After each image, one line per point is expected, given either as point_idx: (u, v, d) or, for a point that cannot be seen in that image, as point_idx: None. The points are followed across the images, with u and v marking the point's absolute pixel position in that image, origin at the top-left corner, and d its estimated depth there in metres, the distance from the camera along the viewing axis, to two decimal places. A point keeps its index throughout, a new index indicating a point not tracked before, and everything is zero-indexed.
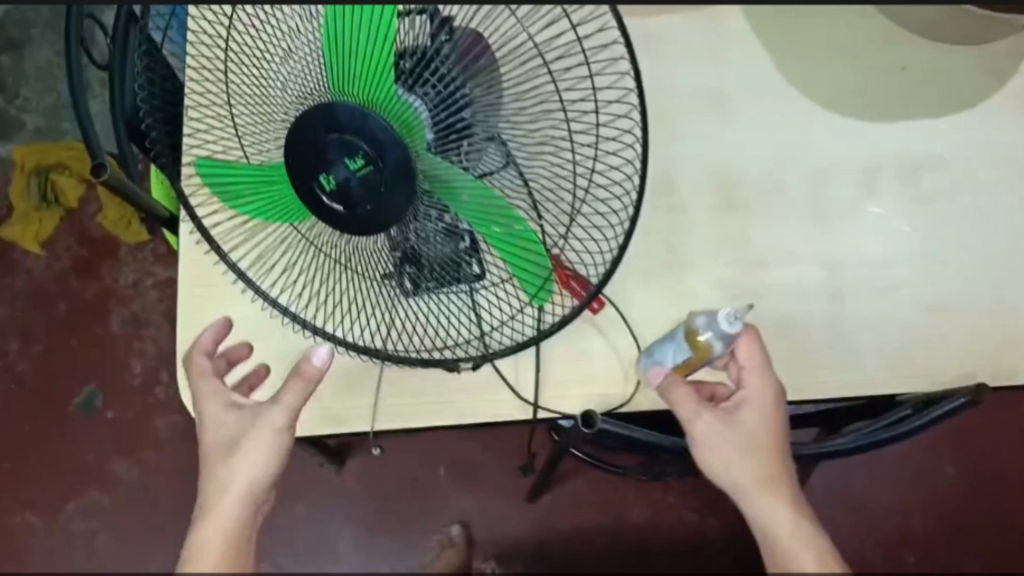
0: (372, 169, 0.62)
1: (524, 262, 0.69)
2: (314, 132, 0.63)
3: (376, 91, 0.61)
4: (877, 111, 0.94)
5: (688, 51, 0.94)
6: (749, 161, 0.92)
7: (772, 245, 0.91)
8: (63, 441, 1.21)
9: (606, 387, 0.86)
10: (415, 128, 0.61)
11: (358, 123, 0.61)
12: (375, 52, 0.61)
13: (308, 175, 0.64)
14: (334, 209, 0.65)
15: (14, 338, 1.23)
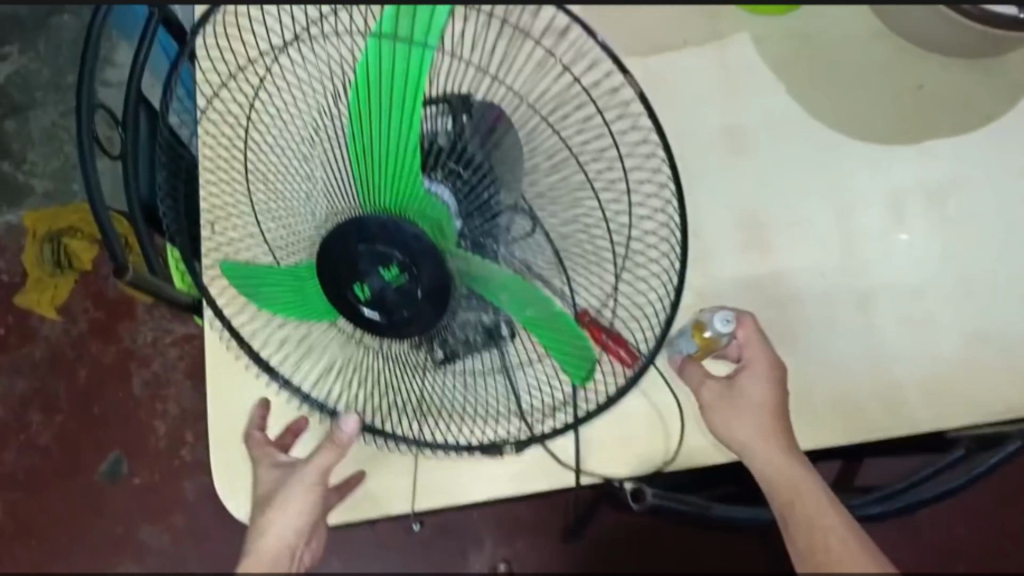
0: (407, 279, 0.63)
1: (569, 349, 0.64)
2: (348, 244, 0.64)
3: (405, 200, 0.62)
4: (896, 134, 0.91)
5: (704, 90, 0.92)
6: (773, 200, 0.90)
7: (797, 287, 0.89)
8: (93, 510, 1.23)
9: (648, 446, 0.81)
10: (444, 228, 0.62)
11: (391, 238, 0.62)
12: (399, 161, 0.60)
13: (342, 283, 0.65)
14: (374, 321, 0.66)
15: (35, 409, 1.23)
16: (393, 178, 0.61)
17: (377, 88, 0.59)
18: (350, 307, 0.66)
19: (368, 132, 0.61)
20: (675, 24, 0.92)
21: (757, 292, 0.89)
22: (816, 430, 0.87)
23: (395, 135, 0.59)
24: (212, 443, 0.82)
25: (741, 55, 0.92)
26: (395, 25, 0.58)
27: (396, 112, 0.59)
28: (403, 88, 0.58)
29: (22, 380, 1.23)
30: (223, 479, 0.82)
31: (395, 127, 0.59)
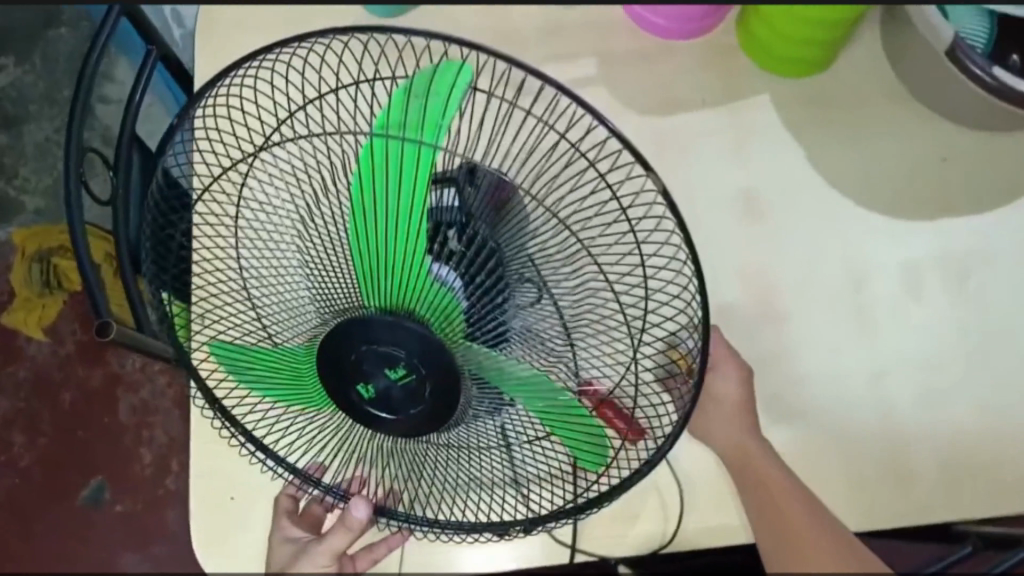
0: (415, 378, 0.63)
1: (576, 435, 0.65)
2: (350, 341, 0.63)
3: (413, 293, 0.59)
4: (915, 208, 0.89)
5: (719, 152, 0.89)
6: (786, 270, 0.88)
7: (805, 365, 0.86)
8: (73, 537, 1.19)
9: (646, 524, 0.80)
10: (451, 314, 0.59)
11: (399, 339, 0.61)
12: (403, 260, 0.57)
13: (345, 380, 0.65)
14: (379, 416, 0.66)
15: (17, 431, 1.19)
16: (400, 277, 0.58)
17: (380, 184, 0.55)
18: (356, 406, 0.66)
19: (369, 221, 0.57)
20: (689, 82, 0.91)
21: (769, 367, 0.86)
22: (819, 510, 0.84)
23: (401, 235, 0.56)
24: (193, 499, 0.80)
25: (757, 117, 0.90)
26: (400, 119, 0.54)
27: (402, 213, 0.55)
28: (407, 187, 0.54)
29: (5, 400, 1.20)
30: (201, 538, 0.79)
31: (400, 227, 0.56)
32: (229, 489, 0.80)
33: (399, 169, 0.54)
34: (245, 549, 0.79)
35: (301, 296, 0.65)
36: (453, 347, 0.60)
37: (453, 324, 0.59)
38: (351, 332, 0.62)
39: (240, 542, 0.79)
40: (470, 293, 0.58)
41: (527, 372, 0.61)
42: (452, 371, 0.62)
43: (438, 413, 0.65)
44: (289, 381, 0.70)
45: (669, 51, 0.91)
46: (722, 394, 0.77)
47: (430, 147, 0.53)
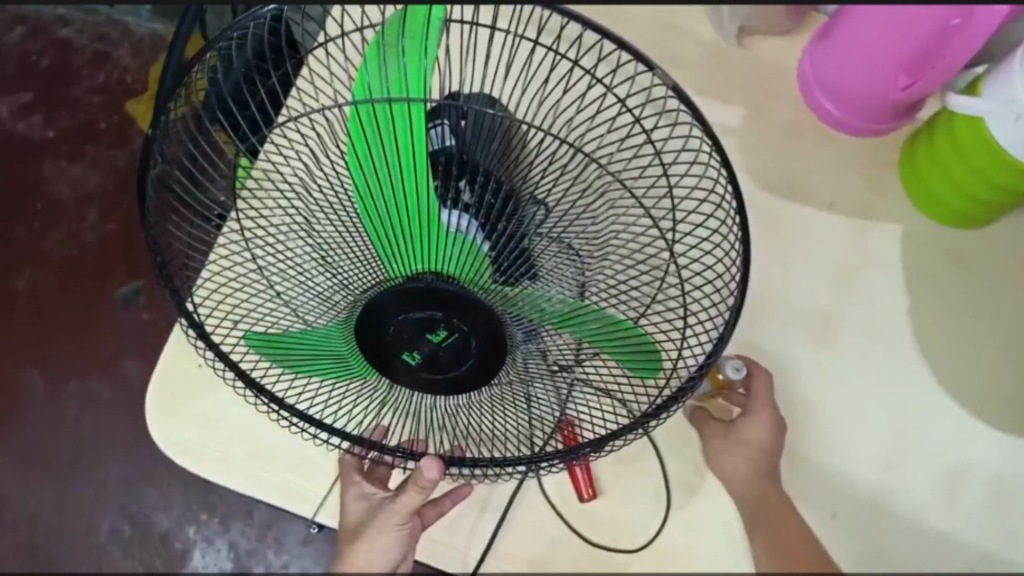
0: (459, 337, 0.58)
1: (623, 350, 0.60)
2: (382, 311, 0.58)
3: (439, 248, 0.55)
4: (1008, 404, 0.77)
5: (825, 260, 0.81)
6: (834, 408, 0.78)
7: (822, 528, 0.75)
8: (96, 321, 1.22)
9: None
10: (477, 268, 0.55)
11: (424, 299, 0.57)
12: (418, 214, 0.53)
13: (387, 353, 0.59)
14: (435, 382, 0.60)
15: (92, 209, 1.24)
16: (418, 232, 0.54)
17: (375, 143, 0.51)
18: (414, 381, 0.60)
19: (378, 194, 0.53)
20: (828, 178, 0.83)
21: (800, 496, 0.76)
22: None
23: (411, 194, 0.52)
24: (170, 345, 0.77)
25: (878, 243, 0.81)
26: (380, 74, 0.50)
27: (404, 172, 0.51)
28: (403, 142, 0.51)
29: (96, 176, 1.24)
30: (159, 389, 0.76)
31: (408, 182, 0.52)
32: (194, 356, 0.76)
33: (394, 128, 0.50)
34: (196, 419, 0.76)
35: (315, 275, 0.59)
36: (488, 300, 0.56)
37: (485, 274, 0.55)
38: (381, 301, 0.58)
39: (193, 410, 0.76)
40: (490, 235, 0.56)
41: (565, 304, 0.57)
42: (495, 324, 0.57)
43: (493, 366, 0.60)
44: (309, 357, 0.62)
45: (821, 139, 0.83)
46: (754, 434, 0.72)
47: (419, 100, 0.48)
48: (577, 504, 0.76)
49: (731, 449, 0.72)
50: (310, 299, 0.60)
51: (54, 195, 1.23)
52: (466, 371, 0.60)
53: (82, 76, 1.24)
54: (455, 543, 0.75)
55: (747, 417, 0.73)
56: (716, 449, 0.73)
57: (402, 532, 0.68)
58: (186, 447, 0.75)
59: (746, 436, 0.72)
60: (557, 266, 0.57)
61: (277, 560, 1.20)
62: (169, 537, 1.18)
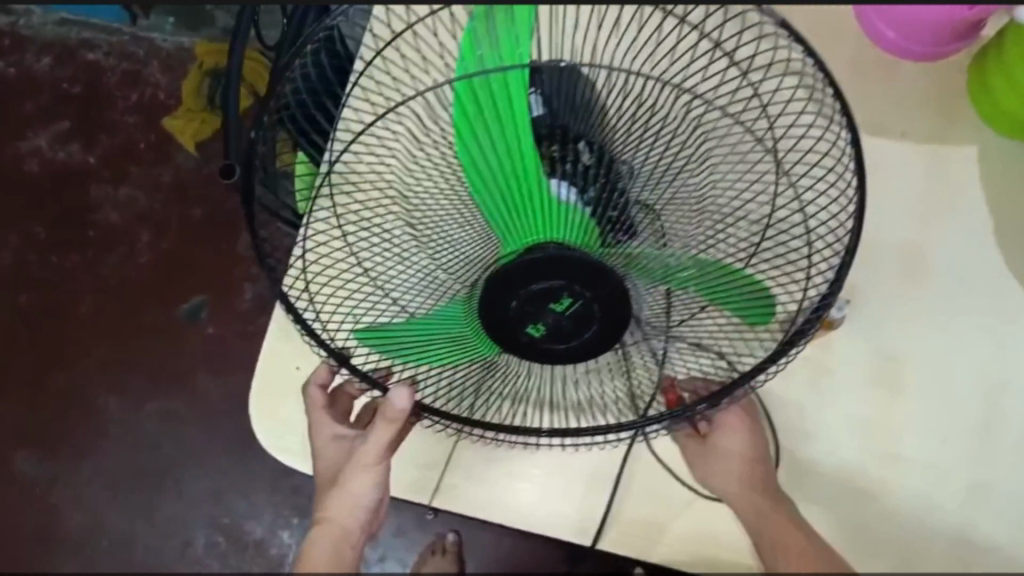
0: (582, 304, 0.57)
1: (735, 299, 0.60)
2: (503, 287, 0.56)
3: (547, 212, 0.55)
4: None
5: (907, 195, 0.80)
6: (922, 343, 0.77)
7: (895, 493, 0.75)
8: (161, 340, 1.21)
9: (692, 541, 0.75)
10: (590, 230, 0.55)
11: (548, 267, 0.55)
12: (527, 180, 0.54)
13: (511, 330, 0.58)
14: (554, 350, 0.59)
15: (145, 230, 1.23)
16: (529, 201, 0.54)
17: (481, 115, 0.52)
18: (537, 352, 0.59)
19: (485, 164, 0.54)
20: (900, 111, 0.81)
21: (826, 500, 0.76)
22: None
23: (518, 160, 0.53)
24: (266, 348, 0.76)
25: (959, 171, 0.80)
26: (481, 49, 0.51)
27: (510, 143, 0.52)
28: (510, 112, 0.52)
29: (144, 196, 1.24)
30: (259, 395, 0.76)
31: (514, 148, 0.53)
32: (294, 359, 0.76)
33: (498, 98, 0.51)
34: (303, 424, 0.76)
35: (426, 259, 0.60)
36: (613, 262, 0.56)
37: (595, 234, 0.55)
38: (504, 277, 0.56)
39: (297, 412, 0.76)
40: (598, 199, 0.55)
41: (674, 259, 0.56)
42: (618, 285, 0.56)
43: (615, 332, 0.58)
44: (428, 346, 0.61)
45: (887, 75, 0.82)
46: (727, 433, 0.70)
47: (521, 66, 0.49)
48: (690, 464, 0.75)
49: (724, 463, 0.69)
50: (419, 286, 0.61)
51: (105, 219, 1.23)
52: (590, 337, 0.59)
53: (115, 100, 1.24)
54: (580, 517, 0.75)
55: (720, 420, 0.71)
56: (707, 461, 0.71)
57: (379, 472, 0.65)
58: (295, 449, 0.76)
59: (731, 448, 0.70)
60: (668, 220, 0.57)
61: (372, 554, 1.21)
62: (264, 544, 1.19)
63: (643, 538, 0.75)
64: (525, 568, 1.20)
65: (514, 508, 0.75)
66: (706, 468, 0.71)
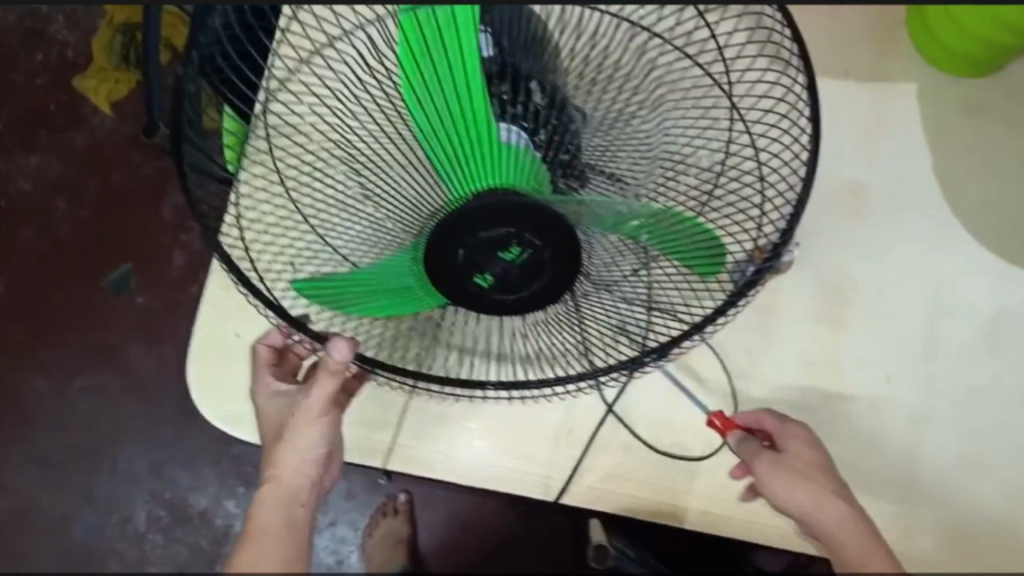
0: (532, 254, 0.53)
1: (685, 249, 0.58)
2: (446, 235, 0.52)
3: (495, 159, 0.51)
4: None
5: (849, 134, 0.80)
6: (866, 280, 0.78)
7: (841, 429, 0.76)
8: (86, 312, 1.16)
9: (648, 487, 0.75)
10: (539, 176, 0.51)
11: (496, 214, 0.51)
12: (473, 125, 0.50)
13: (457, 280, 0.54)
14: (507, 302, 0.56)
15: (60, 197, 1.16)
16: (476, 141, 0.51)
17: (425, 52, 0.49)
18: (486, 303, 0.55)
19: (429, 106, 0.50)
20: (842, 49, 0.81)
21: None
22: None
23: (462, 101, 0.49)
24: (203, 314, 0.73)
25: (900, 107, 0.80)
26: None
27: (458, 84, 0.49)
28: (457, 42, 0.48)
29: (58, 162, 1.16)
30: (198, 365, 0.73)
31: (460, 88, 0.49)
32: (232, 325, 0.73)
33: (443, 35, 0.48)
34: (247, 392, 0.73)
35: (371, 214, 0.57)
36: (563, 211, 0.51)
37: (544, 178, 0.52)
38: (453, 223, 0.52)
39: (238, 379, 0.73)
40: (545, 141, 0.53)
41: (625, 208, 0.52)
42: (567, 234, 0.52)
43: (566, 281, 0.55)
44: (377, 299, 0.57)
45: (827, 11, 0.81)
46: (797, 453, 0.64)
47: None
48: (647, 413, 0.76)
49: (802, 480, 0.62)
50: (368, 242, 0.58)
51: (15, 188, 1.16)
52: (540, 289, 0.55)
53: (19, 59, 1.16)
54: (539, 469, 0.75)
55: (787, 443, 0.65)
56: (781, 476, 0.62)
57: (325, 425, 0.62)
58: (238, 417, 0.72)
59: (801, 457, 0.64)
60: (614, 165, 0.56)
61: (322, 518, 1.19)
62: (209, 515, 1.16)
63: (604, 487, 0.75)
64: (475, 520, 1.20)
65: (471, 463, 0.74)
66: (777, 482, 0.63)
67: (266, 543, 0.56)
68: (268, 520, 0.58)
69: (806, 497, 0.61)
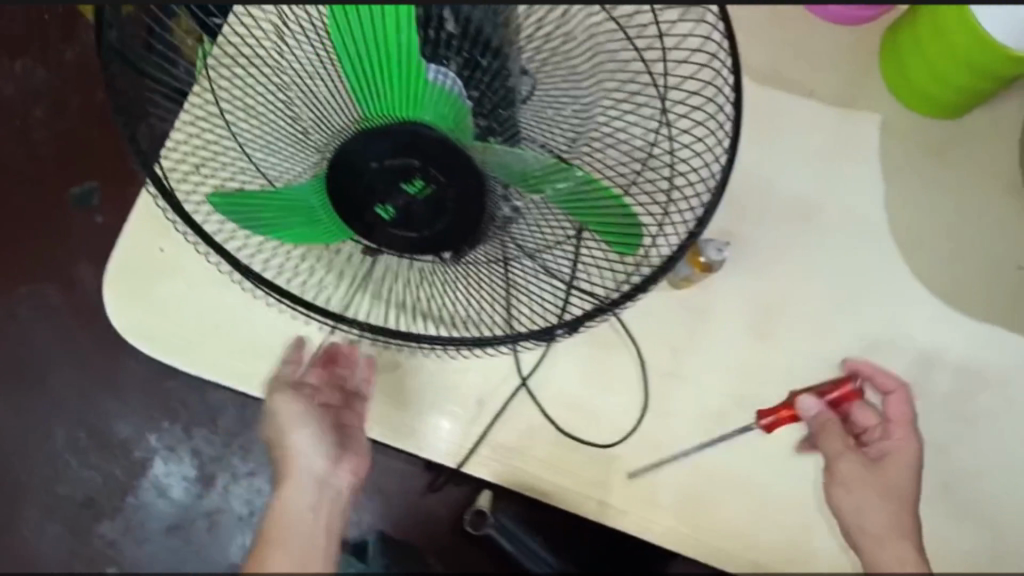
0: (437, 191, 0.53)
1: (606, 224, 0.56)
2: (356, 160, 0.52)
3: (415, 92, 0.50)
4: (967, 304, 0.79)
5: (807, 153, 0.80)
6: (801, 298, 0.78)
7: (752, 442, 0.75)
8: (45, 221, 1.16)
9: (547, 466, 0.74)
10: (460, 121, 0.50)
11: (401, 143, 0.51)
12: (396, 53, 0.48)
13: (359, 208, 0.54)
14: (405, 241, 0.55)
15: (40, 104, 1.16)
16: (395, 77, 0.49)
17: None
18: (382, 236, 0.55)
19: (356, 26, 0.48)
20: (814, 68, 0.81)
21: (688, 441, 0.75)
22: (748, 565, 0.73)
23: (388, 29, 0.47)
24: (133, 222, 0.73)
25: (861, 134, 0.81)
26: None
27: (385, 11, 0.47)
28: None
29: (43, 72, 1.16)
30: (118, 273, 0.73)
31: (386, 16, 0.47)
32: (159, 239, 0.73)
33: None
34: (161, 306, 0.72)
35: (295, 134, 0.56)
36: (472, 155, 0.51)
37: (464, 122, 0.50)
38: (358, 146, 0.52)
39: (155, 293, 0.73)
40: (472, 80, 0.51)
41: (539, 162, 0.51)
42: (474, 177, 0.52)
43: (468, 228, 0.54)
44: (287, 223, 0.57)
45: (808, 29, 0.82)
46: (894, 464, 0.62)
47: None
48: (559, 393, 0.75)
49: (882, 499, 0.59)
50: (289, 161, 0.57)
51: None
52: (437, 233, 0.54)
53: None
54: (443, 433, 0.74)
55: (881, 448, 0.63)
56: (867, 487, 0.60)
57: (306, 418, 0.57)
58: (148, 329, 0.72)
59: (895, 476, 0.61)
60: (539, 121, 0.54)
61: (243, 466, 1.18)
62: (130, 445, 1.17)
63: (502, 459, 0.74)
64: None
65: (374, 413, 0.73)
66: (857, 491, 0.60)
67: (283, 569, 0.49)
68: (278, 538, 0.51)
69: (881, 520, 0.58)
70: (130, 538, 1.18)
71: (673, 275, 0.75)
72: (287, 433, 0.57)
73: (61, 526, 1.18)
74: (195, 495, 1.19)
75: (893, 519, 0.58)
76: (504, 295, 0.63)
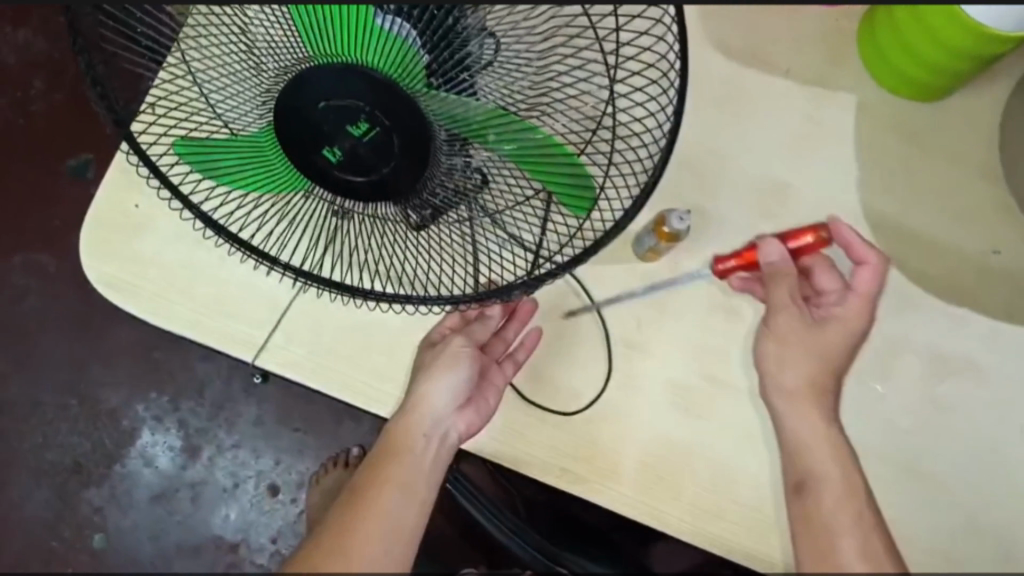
0: (382, 133, 0.55)
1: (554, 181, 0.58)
2: (304, 102, 0.55)
3: (364, 40, 0.51)
4: (941, 288, 0.79)
5: (781, 132, 0.80)
6: None
7: (716, 416, 0.75)
8: (41, 191, 1.18)
9: (511, 434, 0.75)
10: (410, 70, 0.51)
11: (342, 86, 0.53)
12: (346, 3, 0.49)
13: (309, 149, 0.56)
14: (352, 182, 0.57)
15: (39, 77, 1.19)
16: (346, 22, 0.50)
17: None
18: (334, 178, 0.57)
19: None
20: (790, 48, 0.81)
21: (652, 412, 0.75)
22: (708, 536, 0.74)
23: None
24: (109, 178, 0.74)
25: (836, 116, 0.81)
26: None
27: None
28: None
29: (44, 44, 1.19)
30: (93, 230, 0.74)
31: None
32: (133, 197, 0.74)
33: None
34: (136, 262, 0.74)
35: (255, 90, 0.58)
36: (419, 102, 0.53)
37: (413, 70, 0.51)
38: (300, 88, 0.54)
39: (129, 249, 0.74)
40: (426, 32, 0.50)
41: (478, 112, 0.53)
42: (419, 122, 0.54)
43: (417, 168, 0.56)
44: (263, 173, 0.62)
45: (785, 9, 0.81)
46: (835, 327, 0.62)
47: None
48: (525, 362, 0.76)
49: (806, 352, 0.60)
50: (252, 116, 0.60)
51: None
52: (386, 175, 0.57)
53: None
54: None
55: (831, 310, 0.63)
56: (793, 342, 0.61)
57: (454, 364, 0.69)
58: (123, 284, 0.73)
59: (831, 337, 0.61)
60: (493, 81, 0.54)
61: (228, 439, 1.19)
62: (119, 414, 1.19)
63: None
64: None
65: (347, 375, 0.74)
66: (783, 344, 0.61)
67: (388, 485, 0.62)
68: (398, 455, 0.65)
69: (801, 375, 0.60)
70: (116, 506, 1.19)
71: (638, 246, 0.76)
72: (434, 373, 0.69)
73: (46, 493, 1.18)
74: (180, 467, 1.20)
75: (812, 376, 0.60)
76: (470, 253, 0.64)
